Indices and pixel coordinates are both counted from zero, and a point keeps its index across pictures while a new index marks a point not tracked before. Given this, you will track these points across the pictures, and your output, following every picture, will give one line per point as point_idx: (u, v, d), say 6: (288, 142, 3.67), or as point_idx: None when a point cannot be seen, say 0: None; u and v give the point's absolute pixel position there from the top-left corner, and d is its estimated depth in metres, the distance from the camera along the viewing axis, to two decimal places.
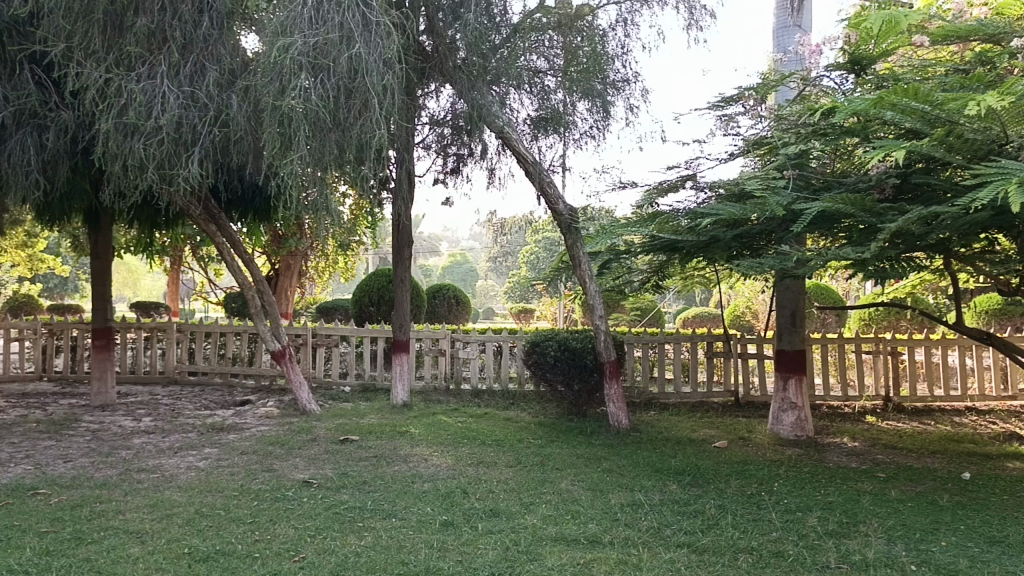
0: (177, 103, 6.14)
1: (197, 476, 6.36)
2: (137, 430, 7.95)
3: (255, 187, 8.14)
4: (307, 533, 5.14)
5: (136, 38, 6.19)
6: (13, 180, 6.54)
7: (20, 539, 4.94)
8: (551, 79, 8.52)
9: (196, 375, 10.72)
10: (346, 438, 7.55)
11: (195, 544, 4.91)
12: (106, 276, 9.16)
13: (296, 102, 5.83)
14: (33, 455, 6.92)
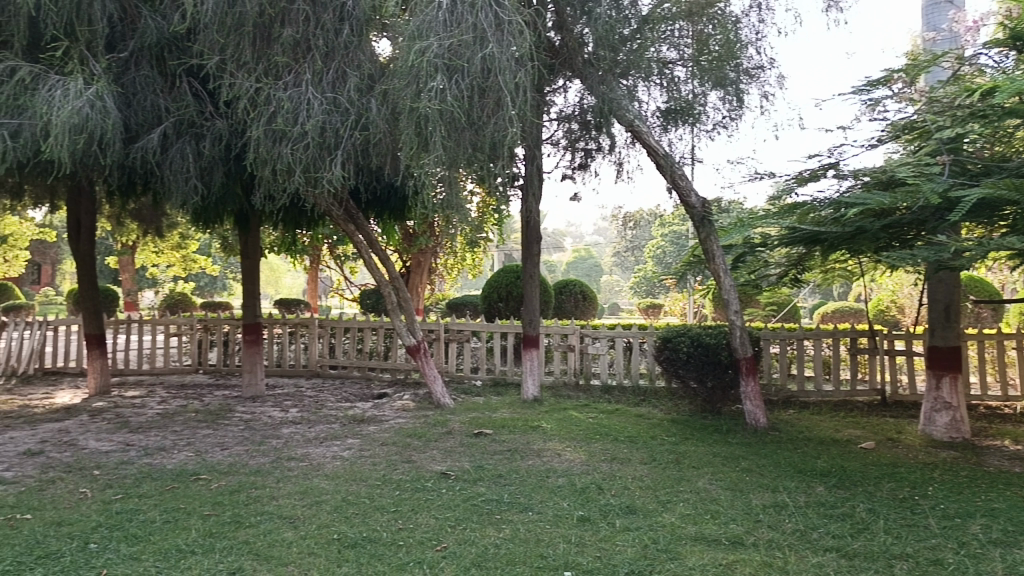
0: (321, 109, 6.43)
1: (341, 466, 6.64)
2: (285, 420, 8.37)
3: (391, 188, 8.35)
4: (448, 523, 5.27)
5: (283, 48, 6.55)
6: (175, 187, 6.87)
7: (186, 520, 5.31)
8: (681, 69, 8.36)
9: (336, 369, 11.20)
10: (481, 432, 7.68)
11: (343, 530, 5.13)
12: (255, 275, 9.65)
13: (432, 103, 5.99)
14: (194, 442, 7.41)
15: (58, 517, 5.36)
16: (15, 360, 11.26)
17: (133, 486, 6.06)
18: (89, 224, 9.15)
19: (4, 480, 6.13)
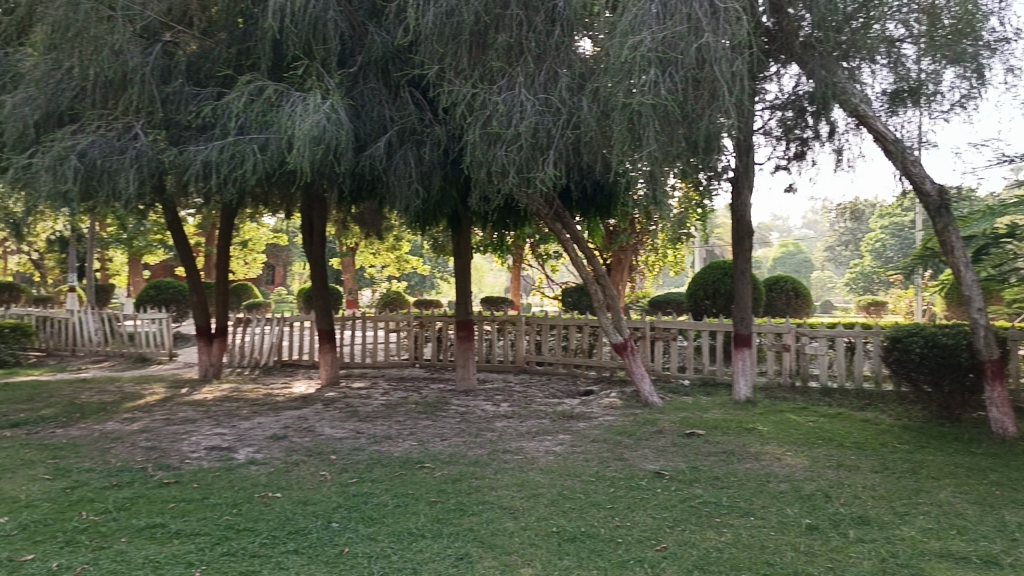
0: (534, 111, 6.55)
1: (555, 460, 6.76)
2: (498, 414, 8.64)
3: (599, 186, 8.35)
4: (666, 523, 5.20)
5: (498, 53, 6.78)
6: (399, 192, 7.20)
7: (414, 506, 5.62)
8: (910, 47, 7.71)
9: (543, 365, 11.42)
10: (693, 432, 7.51)
11: (562, 524, 5.20)
12: (467, 274, 10.03)
13: (647, 98, 5.94)
14: (416, 432, 7.83)
15: (303, 496, 5.86)
16: (257, 352, 12.43)
17: (365, 471, 6.50)
18: (320, 227, 9.91)
19: (257, 461, 6.79)
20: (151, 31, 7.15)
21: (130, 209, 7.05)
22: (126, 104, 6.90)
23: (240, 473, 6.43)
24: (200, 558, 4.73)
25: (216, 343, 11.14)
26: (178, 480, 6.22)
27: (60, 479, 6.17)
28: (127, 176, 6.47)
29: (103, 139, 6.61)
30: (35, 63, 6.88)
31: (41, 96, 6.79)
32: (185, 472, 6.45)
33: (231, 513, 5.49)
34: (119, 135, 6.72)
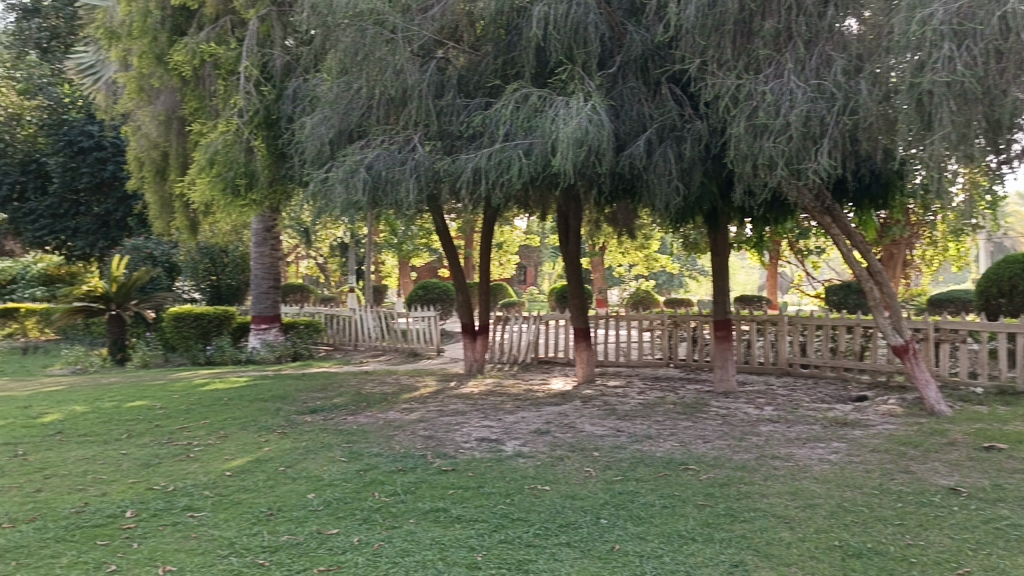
0: (805, 98, 6.21)
1: (830, 469, 6.35)
2: (762, 418, 8.28)
3: (874, 175, 7.73)
4: (967, 546, 4.68)
5: (764, 41, 6.55)
6: (659, 189, 7.12)
7: (682, 508, 5.54)
8: None
9: (807, 368, 10.80)
10: (993, 445, 6.71)
11: (845, 538, 4.87)
12: (726, 271, 9.72)
13: (941, 76, 5.48)
14: (677, 433, 7.72)
15: (571, 491, 6.00)
16: (516, 349, 12.99)
17: (629, 469, 6.52)
18: (575, 227, 10.02)
19: (524, 454, 7.05)
20: (426, 49, 7.62)
21: (409, 217, 7.58)
22: (406, 119, 7.43)
23: (509, 465, 6.72)
24: (480, 543, 5.00)
25: (479, 340, 11.74)
26: (455, 469, 6.62)
27: (354, 461, 6.82)
28: (408, 186, 6.97)
29: (386, 152, 7.18)
30: (330, 87, 7.62)
31: (335, 116, 7.53)
32: (461, 461, 6.86)
33: (505, 503, 5.75)
34: (400, 148, 7.26)
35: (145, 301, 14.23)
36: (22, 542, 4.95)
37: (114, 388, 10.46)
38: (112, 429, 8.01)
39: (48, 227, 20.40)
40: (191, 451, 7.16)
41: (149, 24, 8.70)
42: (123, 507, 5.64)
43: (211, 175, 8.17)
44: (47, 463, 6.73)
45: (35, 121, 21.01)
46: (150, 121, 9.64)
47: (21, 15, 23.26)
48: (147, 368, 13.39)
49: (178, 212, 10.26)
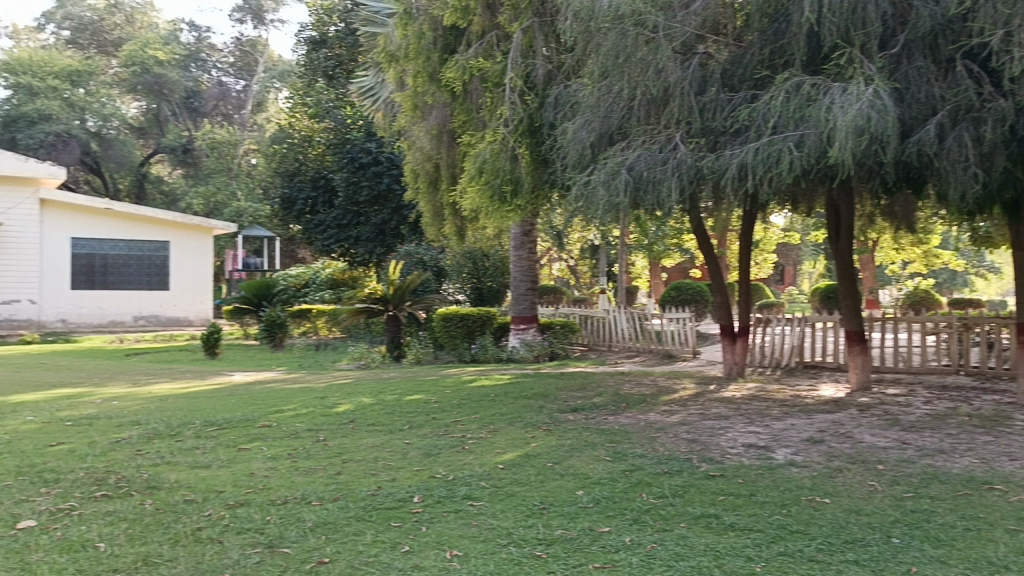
0: None
1: None
2: None
3: None
4: None
5: None
6: (953, 177, 6.47)
7: (990, 533, 4.95)
8: None
9: None
10: None
11: None
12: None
13: None
14: (976, 449, 6.92)
15: (855, 505, 5.59)
16: (779, 353, 12.41)
17: (921, 486, 5.94)
18: (847, 222, 9.29)
19: (797, 463, 6.68)
20: (687, 45, 7.44)
21: (670, 215, 7.52)
22: (668, 118, 7.34)
23: (783, 473, 6.40)
24: (758, 554, 4.81)
25: (740, 343, 11.30)
26: (724, 475, 6.43)
27: (619, 461, 6.86)
28: (670, 186, 6.90)
29: (648, 153, 7.16)
30: (590, 91, 7.72)
31: (596, 120, 7.61)
32: (730, 467, 6.65)
33: (781, 513, 5.48)
34: (662, 148, 7.18)
35: (417, 302, 15.32)
36: (330, 518, 5.52)
37: (394, 382, 11.38)
38: (395, 420, 8.72)
39: (335, 236, 22.91)
40: (465, 444, 7.60)
41: (423, 46, 9.31)
42: (410, 492, 6.10)
43: (482, 183, 8.54)
44: (344, 448, 7.46)
45: (324, 142, 23.50)
46: (424, 135, 10.19)
47: (311, 47, 24.32)
48: (420, 365, 14.46)
49: (448, 218, 10.73)
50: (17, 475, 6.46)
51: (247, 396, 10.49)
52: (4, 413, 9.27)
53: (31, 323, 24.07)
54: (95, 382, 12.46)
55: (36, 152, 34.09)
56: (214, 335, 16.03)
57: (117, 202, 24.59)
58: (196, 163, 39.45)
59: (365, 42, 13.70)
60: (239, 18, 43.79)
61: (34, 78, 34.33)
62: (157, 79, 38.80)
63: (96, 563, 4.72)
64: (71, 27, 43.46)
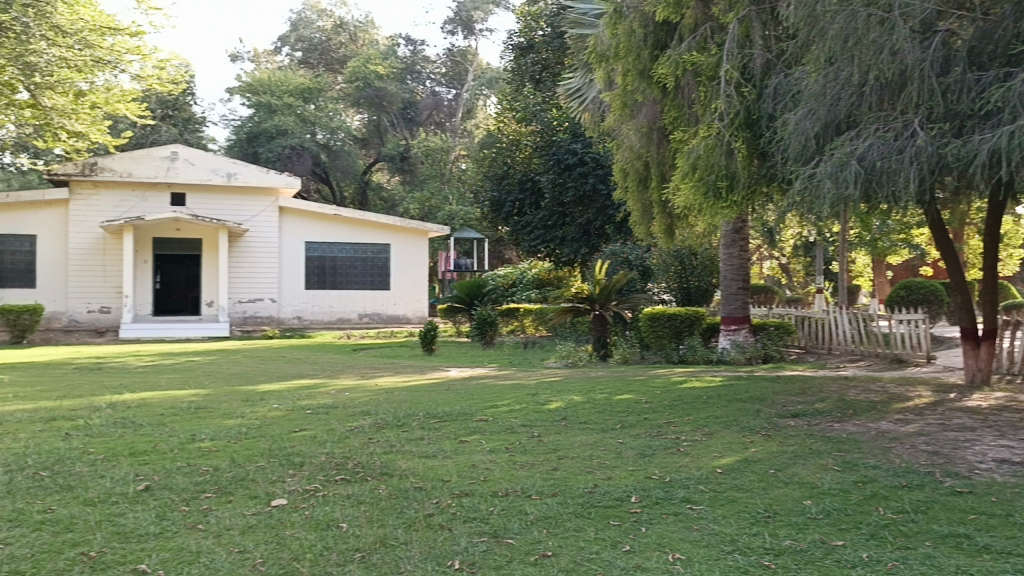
0: None
1: None
2: None
3: None
4: None
5: None
6: None
7: None
8: None
9: None
10: None
11: None
12: None
13: None
14: None
15: None
16: None
17: None
18: None
19: None
20: (928, 24, 6.82)
21: (906, 208, 6.96)
22: (905, 102, 6.78)
23: None
24: None
25: (985, 348, 10.25)
26: (974, 492, 5.83)
27: (849, 471, 6.43)
28: (908, 176, 6.38)
29: (882, 141, 6.66)
30: (815, 79, 7.29)
31: (822, 109, 7.18)
32: (979, 483, 6.03)
33: None
34: (898, 135, 6.66)
35: (624, 302, 15.25)
36: (550, 512, 5.60)
37: (603, 381, 11.42)
38: (607, 419, 8.73)
39: (542, 238, 23.65)
40: (680, 446, 7.46)
41: (633, 43, 9.08)
42: (627, 492, 6.05)
43: (695, 180, 8.12)
44: (560, 445, 7.57)
45: (531, 144, 24.05)
46: (633, 134, 9.88)
47: (519, 53, 24.84)
48: (628, 365, 14.43)
49: (657, 216, 10.25)
50: (269, 457, 7.15)
51: (463, 391, 10.95)
52: (255, 400, 10.31)
53: (272, 319, 26.66)
54: (329, 374, 13.56)
55: (275, 164, 37.70)
56: (431, 332, 16.88)
57: (343, 208, 26.59)
58: (412, 170, 41.91)
59: (574, 44, 13.70)
60: (450, 30, 46.00)
61: (274, 98, 38.03)
62: (377, 92, 41.72)
63: (340, 540, 5.09)
64: (304, 49, 47.63)
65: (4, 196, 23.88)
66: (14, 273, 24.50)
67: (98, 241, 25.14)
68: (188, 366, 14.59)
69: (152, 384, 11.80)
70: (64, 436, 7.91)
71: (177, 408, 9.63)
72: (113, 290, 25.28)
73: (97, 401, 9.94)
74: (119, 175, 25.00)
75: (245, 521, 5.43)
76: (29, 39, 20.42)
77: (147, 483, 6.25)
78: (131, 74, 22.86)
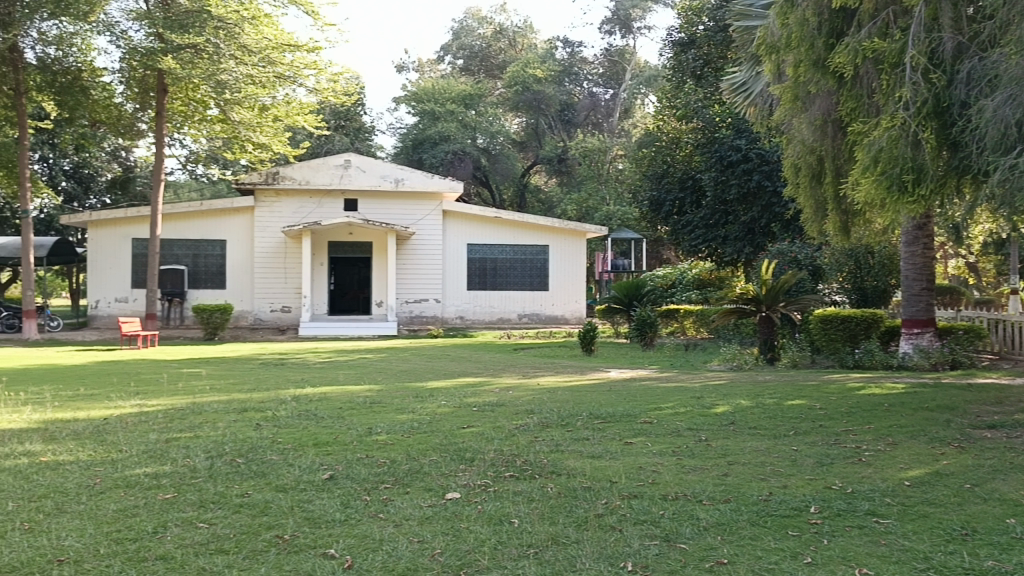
0: None
1: None
2: None
3: None
4: None
5: None
6: None
7: None
8: None
9: None
10: None
11: None
12: None
13: None
14: None
15: None
16: None
17: None
18: None
19: None
20: None
21: None
22: None
23: None
24: None
25: None
26: None
27: None
28: None
29: None
30: (1015, 62, 6.69)
31: None
32: None
33: None
34: None
35: (793, 303, 14.61)
36: (724, 519, 5.44)
37: (772, 385, 11.01)
38: (779, 425, 8.40)
39: (703, 237, 23.20)
40: (861, 455, 7.05)
41: (806, 32, 8.66)
42: (806, 502, 5.77)
43: (875, 173, 7.48)
44: (729, 450, 7.36)
45: (692, 142, 23.57)
46: (805, 127, 9.35)
47: (679, 49, 24.42)
48: (799, 369, 13.87)
49: (830, 213, 9.60)
50: (441, 452, 7.40)
51: (626, 392, 10.89)
52: (424, 397, 10.72)
53: (436, 319, 27.66)
54: (492, 372, 13.88)
55: (438, 169, 38.98)
56: (591, 333, 16.89)
57: (504, 211, 27.15)
58: (569, 171, 42.19)
59: (739, 37, 13.29)
60: (608, 29, 45.93)
61: (437, 105, 39.38)
62: (536, 95, 42.37)
63: (513, 536, 5.17)
64: (465, 56, 49.07)
65: (199, 205, 26.15)
66: (207, 275, 26.76)
67: (279, 245, 27.00)
68: (361, 363, 15.39)
69: (330, 379, 12.54)
70: (256, 426, 8.55)
71: (354, 403, 10.17)
72: (292, 290, 27.08)
73: (282, 394, 10.67)
74: (298, 183, 26.79)
75: (422, 513, 5.63)
76: (218, 58, 22.40)
77: (331, 472, 6.63)
78: (308, 88, 24.36)
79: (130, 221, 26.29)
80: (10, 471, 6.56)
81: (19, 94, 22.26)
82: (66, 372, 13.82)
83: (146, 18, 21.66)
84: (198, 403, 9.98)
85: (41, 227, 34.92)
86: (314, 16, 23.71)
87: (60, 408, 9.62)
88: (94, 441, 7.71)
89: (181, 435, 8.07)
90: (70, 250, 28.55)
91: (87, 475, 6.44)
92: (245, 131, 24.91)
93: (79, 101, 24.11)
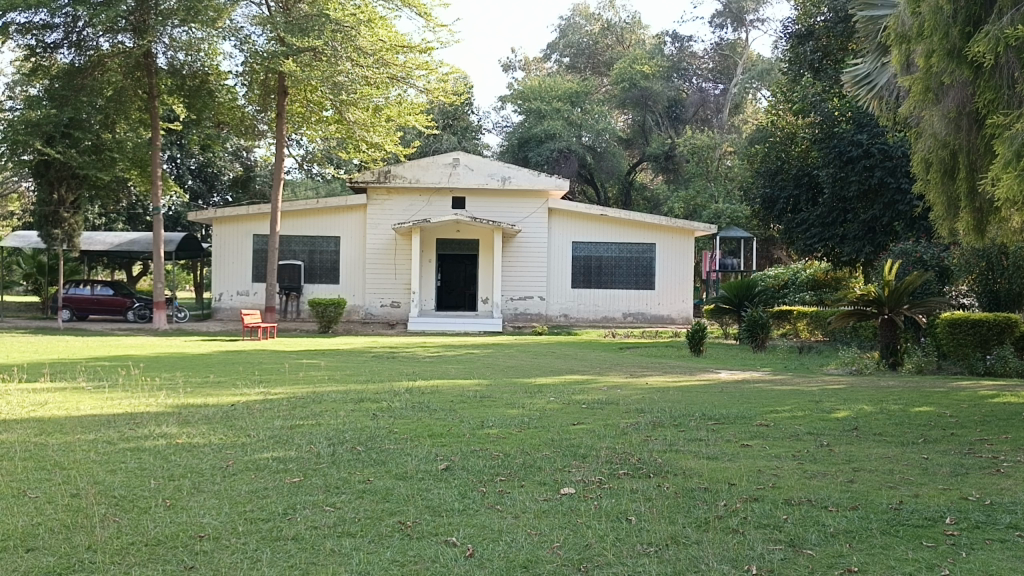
0: None
1: None
2: None
3: None
4: None
5: None
6: None
7: None
8: None
9: None
10: None
11: None
12: None
13: None
14: None
15: None
16: None
17: None
18: None
19: None
20: None
21: None
22: None
23: None
24: None
25: None
26: None
27: None
28: None
29: None
30: None
31: None
32: None
33: None
34: None
35: (917, 306, 14.05)
36: (853, 526, 5.24)
37: (897, 391, 10.53)
38: (907, 432, 8.03)
39: (819, 235, 22.46)
40: (1000, 466, 6.65)
41: (940, 20, 8.25)
42: (941, 512, 5.49)
43: (1017, 167, 6.91)
44: (853, 456, 7.08)
45: (808, 137, 22.75)
46: (936, 120, 8.77)
47: (797, 41, 23.67)
48: (923, 375, 13.32)
49: (962, 211, 8.92)
50: (554, 447, 7.42)
51: (739, 394, 10.63)
52: (534, 393, 10.77)
53: (541, 317, 27.84)
54: (599, 371, 13.77)
55: (543, 168, 39.07)
56: (699, 333, 16.62)
57: (610, 208, 27.02)
58: (676, 169, 41.50)
59: (864, 26, 12.76)
60: (719, 23, 44.99)
61: (543, 104, 39.88)
62: (643, 92, 42.03)
63: (632, 534, 5.13)
64: (572, 54, 49.20)
65: (315, 202, 27.18)
66: (322, 271, 27.79)
67: (390, 242, 27.71)
68: (470, 358, 15.62)
69: (442, 374, 12.72)
70: (373, 416, 8.80)
71: (465, 397, 10.31)
72: (402, 286, 27.76)
73: (395, 386, 10.95)
74: (409, 181, 27.37)
75: (539, 506, 5.65)
76: (336, 61, 23.21)
77: (447, 463, 6.73)
78: (419, 88, 24.87)
79: (251, 218, 27.56)
80: (150, 451, 6.96)
81: (153, 97, 23.56)
82: (194, 360, 14.59)
83: (269, 23, 22.73)
84: (317, 393, 10.35)
85: (169, 224, 37.15)
86: (427, 16, 24.19)
87: (191, 393, 10.15)
88: (225, 426, 8.09)
89: (304, 423, 8.36)
90: (196, 245, 30.16)
91: (219, 458, 6.77)
92: (360, 131, 25.63)
93: (207, 104, 25.57)
